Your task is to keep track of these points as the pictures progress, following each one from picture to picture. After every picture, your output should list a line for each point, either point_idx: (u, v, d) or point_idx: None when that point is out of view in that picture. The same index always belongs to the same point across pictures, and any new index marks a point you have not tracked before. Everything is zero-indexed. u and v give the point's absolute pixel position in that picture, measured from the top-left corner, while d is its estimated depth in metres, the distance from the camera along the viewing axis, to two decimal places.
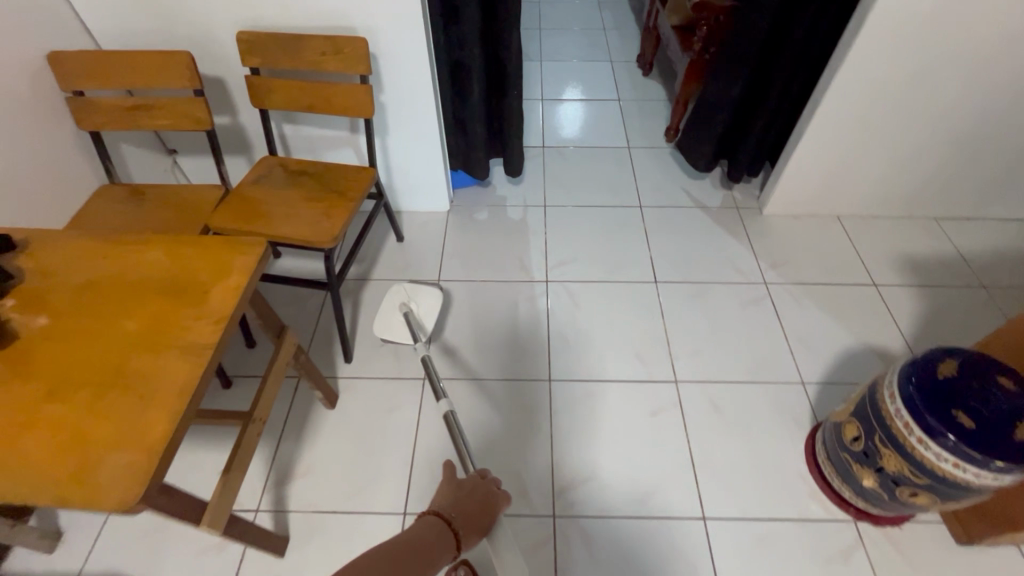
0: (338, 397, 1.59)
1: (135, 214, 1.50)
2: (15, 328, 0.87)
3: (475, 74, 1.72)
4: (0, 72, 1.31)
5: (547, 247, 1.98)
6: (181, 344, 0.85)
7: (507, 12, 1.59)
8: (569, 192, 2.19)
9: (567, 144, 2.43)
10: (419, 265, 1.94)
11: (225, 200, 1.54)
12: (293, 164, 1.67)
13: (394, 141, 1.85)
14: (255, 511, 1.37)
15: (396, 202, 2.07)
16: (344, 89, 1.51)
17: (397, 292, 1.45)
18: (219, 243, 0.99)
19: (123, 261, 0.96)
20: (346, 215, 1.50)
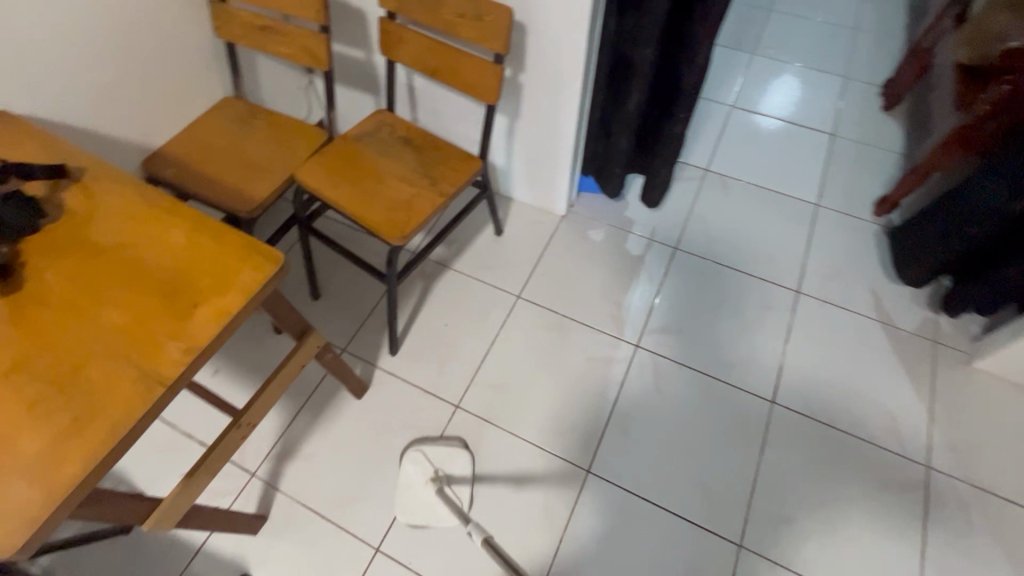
0: (368, 388, 1.49)
1: (239, 139, 1.45)
2: (21, 276, 0.83)
3: (640, 77, 1.35)
4: None
5: (655, 305, 1.64)
6: (142, 365, 0.74)
7: (710, 6, 1.18)
8: (712, 242, 1.77)
9: (737, 176, 1.94)
10: (507, 270, 1.72)
11: (322, 149, 1.43)
12: (403, 126, 1.48)
13: (523, 127, 1.57)
14: (251, 475, 1.36)
15: (509, 188, 1.82)
16: (472, 64, 1.26)
17: (416, 466, 1.37)
18: (236, 245, 0.86)
19: (148, 234, 0.88)
20: (429, 211, 1.30)
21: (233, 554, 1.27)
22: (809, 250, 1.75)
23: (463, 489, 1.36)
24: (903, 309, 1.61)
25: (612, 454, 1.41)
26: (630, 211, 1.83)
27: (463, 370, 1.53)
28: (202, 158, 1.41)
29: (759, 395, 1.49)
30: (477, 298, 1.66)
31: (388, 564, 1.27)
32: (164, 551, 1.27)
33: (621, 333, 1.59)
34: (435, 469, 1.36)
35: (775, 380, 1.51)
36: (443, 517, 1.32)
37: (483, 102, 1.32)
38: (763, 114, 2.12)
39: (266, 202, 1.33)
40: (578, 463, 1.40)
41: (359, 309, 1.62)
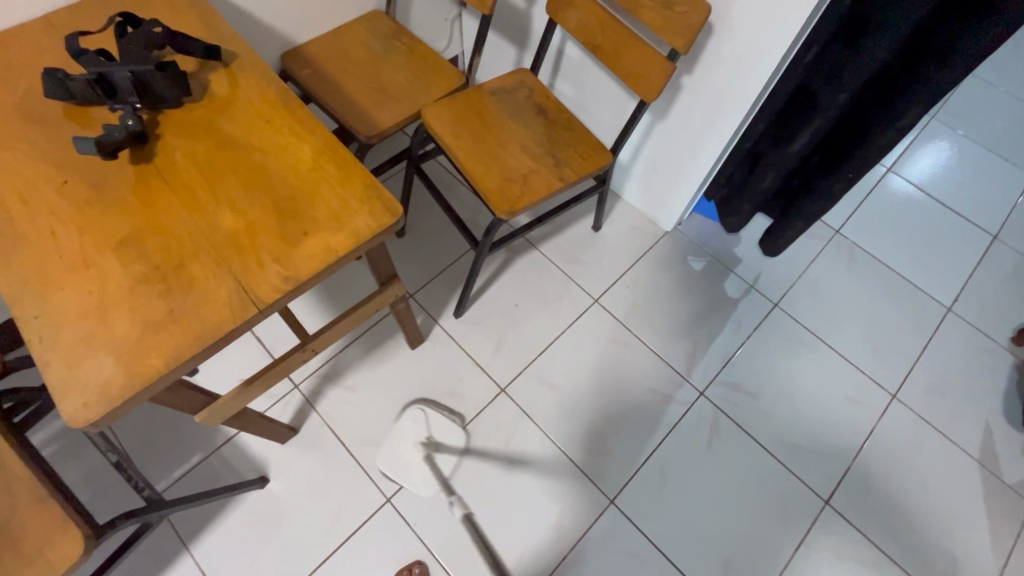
0: (423, 342, 1.48)
1: (377, 58, 1.40)
2: (154, 148, 0.83)
3: (825, 116, 1.17)
4: None
5: (734, 357, 1.53)
6: (240, 278, 0.73)
7: (954, 54, 0.96)
8: (818, 310, 1.61)
9: (868, 248, 1.74)
10: (593, 269, 1.63)
11: (456, 94, 1.36)
12: (541, 93, 1.39)
13: (663, 130, 1.45)
14: (294, 385, 1.40)
15: (623, 185, 1.71)
16: (641, 51, 1.14)
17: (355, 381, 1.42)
18: (357, 184, 0.81)
19: (277, 143, 0.85)
20: (545, 191, 1.22)
21: (258, 453, 1.32)
22: (922, 356, 1.55)
23: (385, 399, 1.41)
24: (1012, 459, 1.41)
25: (644, 496, 1.34)
26: (739, 249, 1.70)
27: (520, 357, 1.49)
28: (337, 66, 1.37)
29: (816, 491, 1.37)
30: (554, 289, 1.60)
31: (392, 518, 1.28)
32: (204, 428, 1.34)
33: (689, 374, 1.50)
34: (365, 377, 1.42)
35: (837, 480, 1.38)
36: (360, 394, 1.41)
37: (640, 98, 1.19)
38: (920, 190, 1.88)
39: (386, 131, 1.29)
40: (604, 489, 1.34)
41: (437, 260, 1.59)
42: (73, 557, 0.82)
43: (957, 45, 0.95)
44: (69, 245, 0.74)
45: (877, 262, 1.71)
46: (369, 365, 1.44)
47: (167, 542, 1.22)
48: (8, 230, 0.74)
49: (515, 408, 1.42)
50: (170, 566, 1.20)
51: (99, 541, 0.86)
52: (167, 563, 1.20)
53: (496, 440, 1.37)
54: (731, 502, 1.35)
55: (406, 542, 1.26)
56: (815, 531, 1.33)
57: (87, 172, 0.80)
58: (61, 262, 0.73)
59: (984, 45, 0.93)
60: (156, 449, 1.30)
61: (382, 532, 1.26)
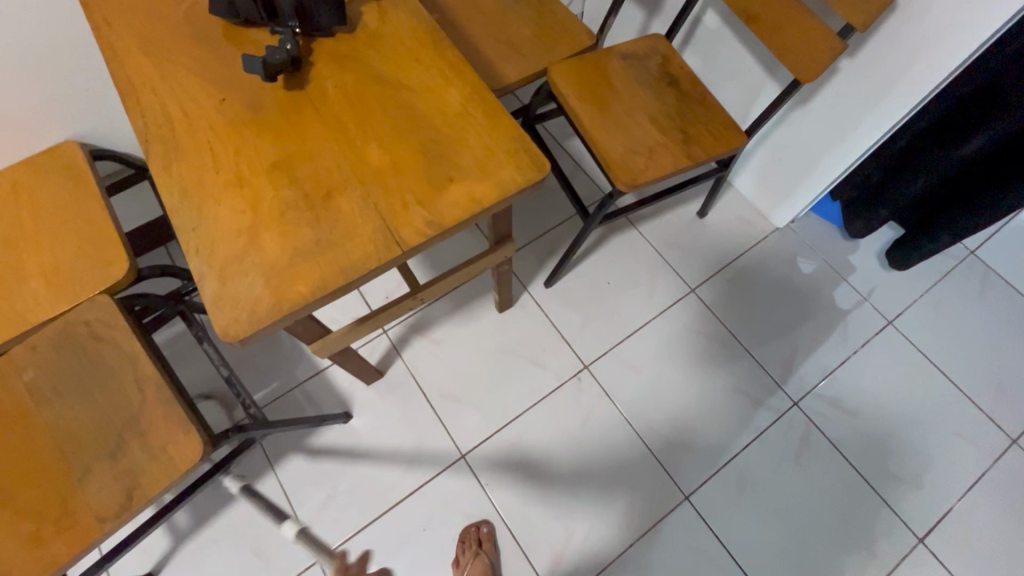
0: (511, 307, 1.46)
1: (504, 9, 1.34)
2: (306, 77, 0.82)
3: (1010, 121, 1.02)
4: None
5: (836, 371, 1.42)
6: (385, 216, 0.72)
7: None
8: (938, 335, 1.47)
9: (1007, 276, 1.56)
10: (693, 257, 1.55)
11: (583, 55, 1.29)
12: (675, 62, 1.29)
13: (801, 117, 1.32)
14: (382, 331, 1.42)
15: (738, 172, 1.60)
16: (807, 27, 1.03)
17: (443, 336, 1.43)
18: (506, 135, 0.78)
19: (424, 83, 0.82)
20: (670, 168, 1.15)
21: (343, 391, 1.36)
22: None
23: (467, 357, 1.41)
24: None
25: (721, 498, 1.29)
26: (856, 256, 1.56)
27: (608, 336, 1.45)
28: (465, 13, 1.33)
29: (910, 526, 1.27)
30: (649, 272, 1.53)
31: (464, 474, 1.29)
32: (295, 358, 1.38)
33: (784, 382, 1.41)
34: (451, 333, 1.43)
35: (935, 517, 1.28)
36: (445, 349, 1.41)
37: (794, 78, 1.08)
38: None
39: (509, 88, 1.24)
40: (679, 484, 1.30)
41: (534, 227, 1.55)
42: (192, 460, 0.86)
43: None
44: (225, 163, 0.75)
45: (1014, 291, 1.54)
46: (457, 321, 1.44)
47: (255, 459, 1.28)
48: (171, 142, 0.76)
49: (595, 386, 1.39)
50: (257, 482, 1.27)
51: (213, 448, 0.91)
52: (254, 478, 1.27)
53: (574, 416, 1.35)
54: (812, 521, 1.28)
55: (475, 500, 1.27)
56: (903, 567, 1.24)
57: (243, 94, 0.80)
58: (217, 179, 0.74)
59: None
60: (253, 371, 1.36)
61: (453, 485, 1.28)
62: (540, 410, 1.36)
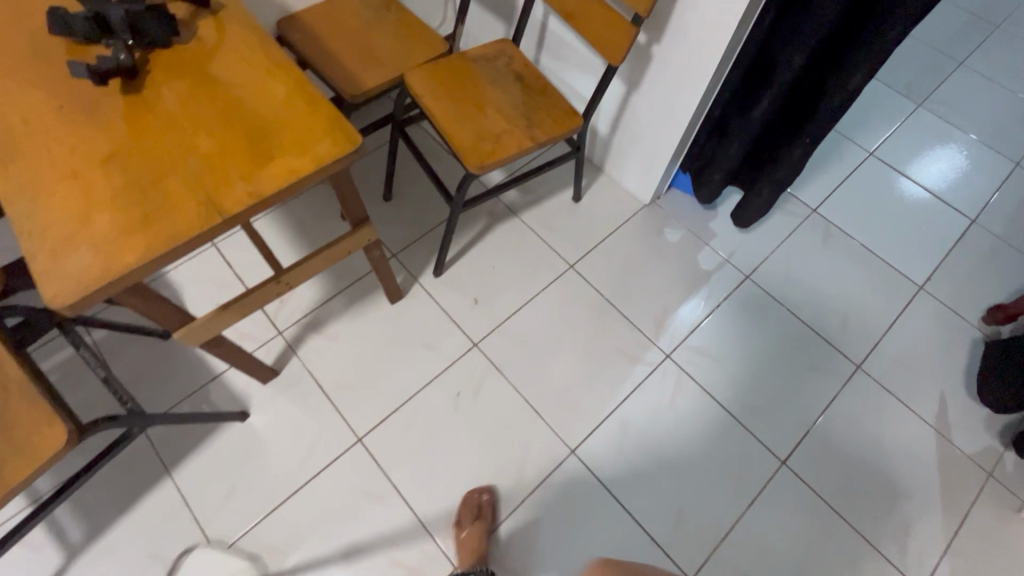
0: (402, 298, 1.55)
1: (366, 25, 1.48)
2: (143, 83, 0.92)
3: (781, 81, 1.18)
4: None
5: (702, 324, 1.57)
6: (209, 191, 0.81)
7: (890, 15, 0.97)
8: (790, 283, 1.64)
9: (847, 228, 1.77)
10: (571, 237, 1.69)
11: (438, 60, 1.43)
12: (520, 61, 1.45)
13: (638, 101, 1.50)
14: (278, 332, 1.48)
15: (605, 158, 1.77)
16: (609, 19, 1.20)
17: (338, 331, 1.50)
18: (323, 118, 0.89)
19: (252, 80, 0.93)
20: (514, 150, 1.28)
21: (239, 392, 1.40)
22: (891, 329, 1.58)
23: (362, 347, 1.48)
24: (969, 431, 1.43)
25: (605, 449, 1.39)
26: (715, 222, 1.74)
27: (495, 315, 1.55)
28: (329, 31, 1.45)
29: (773, 452, 1.40)
30: (531, 254, 1.66)
31: (361, 456, 1.35)
32: (190, 366, 1.42)
33: (656, 338, 1.54)
34: (345, 327, 1.51)
35: (795, 441, 1.42)
36: (340, 343, 1.48)
37: (607, 63, 1.25)
38: (903, 175, 1.90)
39: (371, 93, 1.36)
40: (566, 440, 1.40)
41: (421, 223, 1.67)
42: (55, 446, 0.90)
43: (895, 5, 0.96)
44: (61, 158, 0.83)
45: (854, 239, 1.74)
46: (351, 316, 1.52)
47: (150, 467, 1.30)
48: (9, 143, 0.83)
49: (485, 360, 1.48)
50: (152, 488, 1.28)
51: (81, 438, 0.94)
52: (149, 484, 1.29)
53: (466, 390, 1.44)
54: (688, 459, 1.39)
55: (372, 480, 1.33)
56: (769, 489, 1.36)
57: (81, 99, 0.88)
58: (52, 172, 0.81)
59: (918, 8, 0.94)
60: (147, 381, 1.39)
61: (350, 468, 1.34)
62: (433, 389, 1.44)
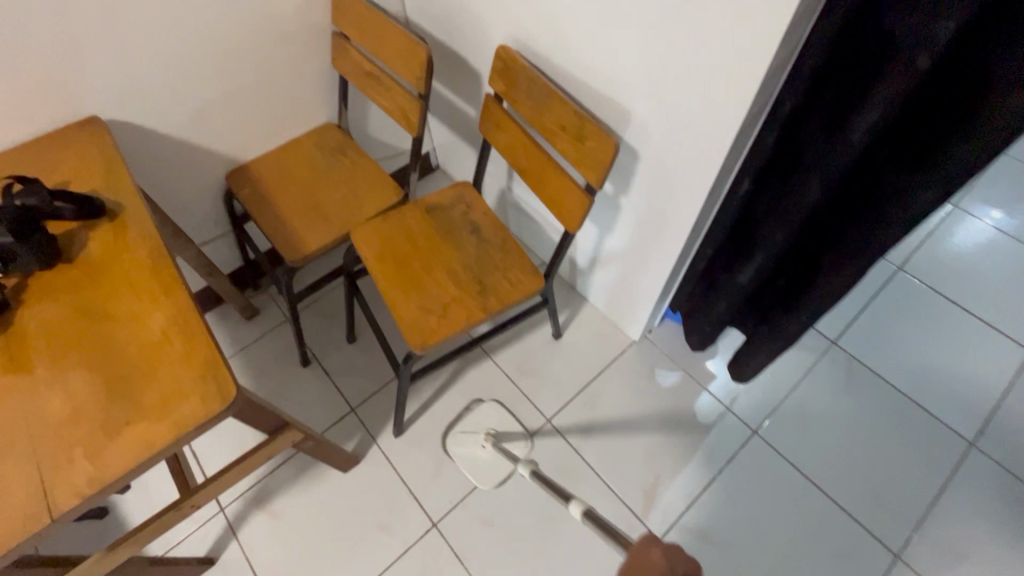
0: (359, 463, 1.40)
1: (317, 175, 1.39)
2: (11, 319, 0.82)
3: (768, 250, 0.99)
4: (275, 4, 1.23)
5: (700, 496, 1.34)
6: (45, 478, 0.68)
7: (900, 199, 0.80)
8: (806, 440, 1.41)
9: (870, 362, 1.53)
10: (550, 383, 1.52)
11: (388, 213, 1.31)
12: (480, 209, 1.31)
13: (613, 245, 1.34)
14: (220, 509, 1.34)
15: (587, 289, 1.61)
16: (562, 185, 1.06)
17: (285, 507, 1.35)
18: (194, 370, 0.76)
19: (129, 311, 0.82)
20: (463, 324, 1.13)
21: None
22: (933, 507, 1.32)
23: (309, 528, 1.32)
24: None
25: None
26: (714, 362, 1.53)
27: (460, 484, 1.37)
28: (277, 184, 1.37)
29: None
30: (504, 405, 1.49)
31: None
32: None
33: (646, 516, 1.32)
34: (294, 503, 1.35)
35: None
36: (286, 523, 1.33)
37: (565, 228, 1.09)
38: (940, 293, 1.65)
39: (313, 256, 1.26)
40: None
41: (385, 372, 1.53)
42: None
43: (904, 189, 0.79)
44: None
45: (882, 380, 1.49)
46: (301, 487, 1.37)
47: None
48: None
49: (447, 545, 1.30)
50: None
51: None
52: None
53: None
54: None
55: None
56: None
57: None
58: None
59: (934, 197, 0.77)
60: None
61: None
62: None
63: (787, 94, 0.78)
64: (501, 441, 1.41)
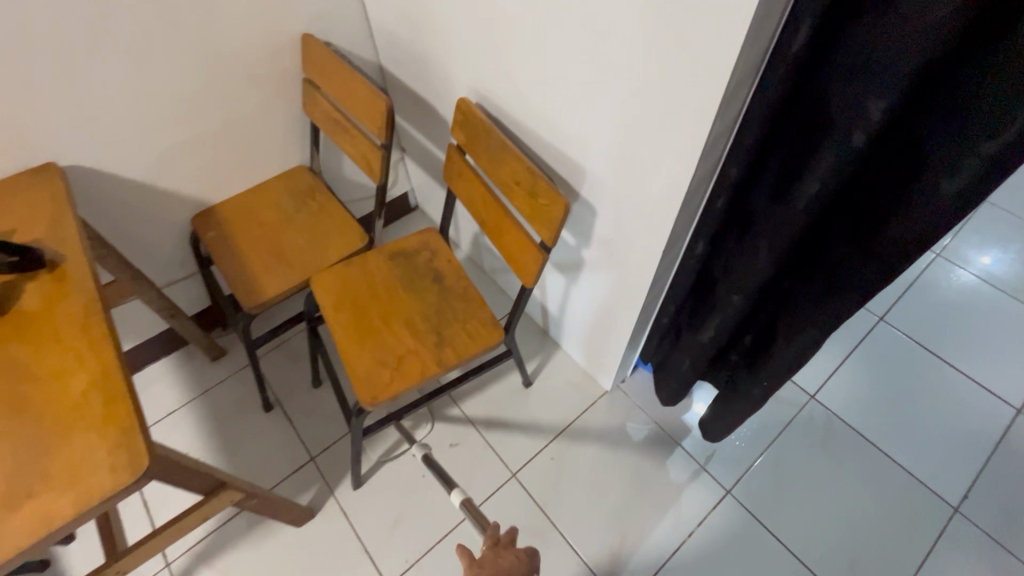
0: (315, 517, 1.35)
1: (283, 219, 1.38)
2: None
3: (724, 313, 0.96)
4: (243, 52, 1.24)
5: (669, 562, 1.27)
6: None
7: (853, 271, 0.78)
8: (782, 502, 1.34)
9: (849, 419, 1.47)
10: (518, 434, 1.47)
11: (351, 259, 1.29)
12: (444, 257, 1.29)
13: (580, 295, 1.31)
14: (165, 564, 1.28)
15: (560, 337, 1.57)
16: (519, 239, 1.03)
17: (234, 564, 1.28)
18: (112, 438, 0.73)
19: (53, 369, 0.79)
20: (417, 379, 1.09)
21: None
22: None
23: None
24: None
25: None
26: (688, 416, 1.48)
27: (418, 543, 1.31)
28: (241, 228, 1.36)
29: None
30: (469, 456, 1.43)
31: None
32: None
33: None
34: (243, 559, 1.29)
35: None
36: None
37: (522, 283, 1.06)
38: (925, 346, 1.60)
39: (271, 302, 1.23)
40: None
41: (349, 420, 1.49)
42: None
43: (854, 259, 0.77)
44: None
45: (863, 438, 1.44)
46: (252, 542, 1.31)
47: None
48: None
49: None
50: None
51: None
52: None
53: None
54: None
55: None
56: None
57: None
58: None
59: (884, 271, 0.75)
60: None
61: None
62: None
63: (733, 161, 0.77)
64: (411, 429, 1.48)
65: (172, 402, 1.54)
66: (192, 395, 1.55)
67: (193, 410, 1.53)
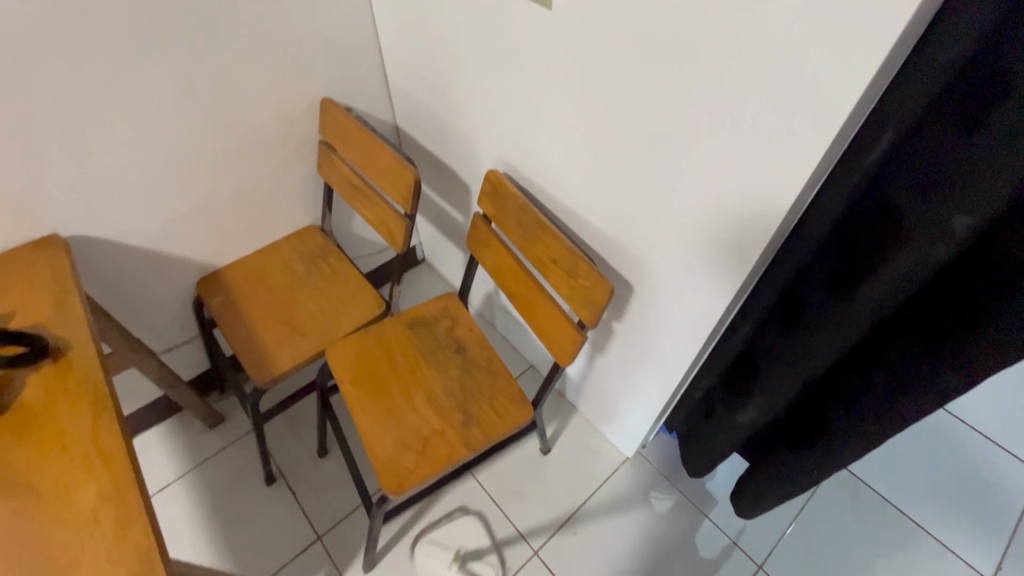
0: None
1: (294, 283, 1.32)
2: None
3: (771, 395, 0.92)
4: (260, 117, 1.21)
5: None
6: None
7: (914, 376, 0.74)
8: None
9: (876, 485, 1.42)
10: (537, 506, 1.40)
11: (368, 328, 1.24)
12: (465, 325, 1.25)
13: (606, 364, 1.27)
14: None
15: (578, 400, 1.52)
16: (554, 317, 1.00)
17: None
18: (126, 565, 0.65)
19: (56, 481, 0.71)
20: (443, 464, 1.03)
21: None
22: None
23: None
24: None
25: None
26: (713, 484, 1.43)
27: None
28: (250, 293, 1.30)
29: None
30: (487, 532, 1.36)
31: None
32: None
33: None
34: None
35: None
36: None
37: (555, 361, 1.02)
38: None
39: (284, 376, 1.16)
40: None
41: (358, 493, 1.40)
42: None
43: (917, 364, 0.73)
44: None
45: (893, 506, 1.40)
46: None
47: None
48: None
49: None
50: None
51: None
52: None
53: None
54: None
55: None
56: None
57: None
58: None
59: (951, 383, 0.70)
60: None
61: None
62: None
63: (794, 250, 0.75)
64: (467, 561, 1.31)
65: (166, 474, 1.44)
66: (188, 466, 1.45)
67: (189, 483, 1.43)
